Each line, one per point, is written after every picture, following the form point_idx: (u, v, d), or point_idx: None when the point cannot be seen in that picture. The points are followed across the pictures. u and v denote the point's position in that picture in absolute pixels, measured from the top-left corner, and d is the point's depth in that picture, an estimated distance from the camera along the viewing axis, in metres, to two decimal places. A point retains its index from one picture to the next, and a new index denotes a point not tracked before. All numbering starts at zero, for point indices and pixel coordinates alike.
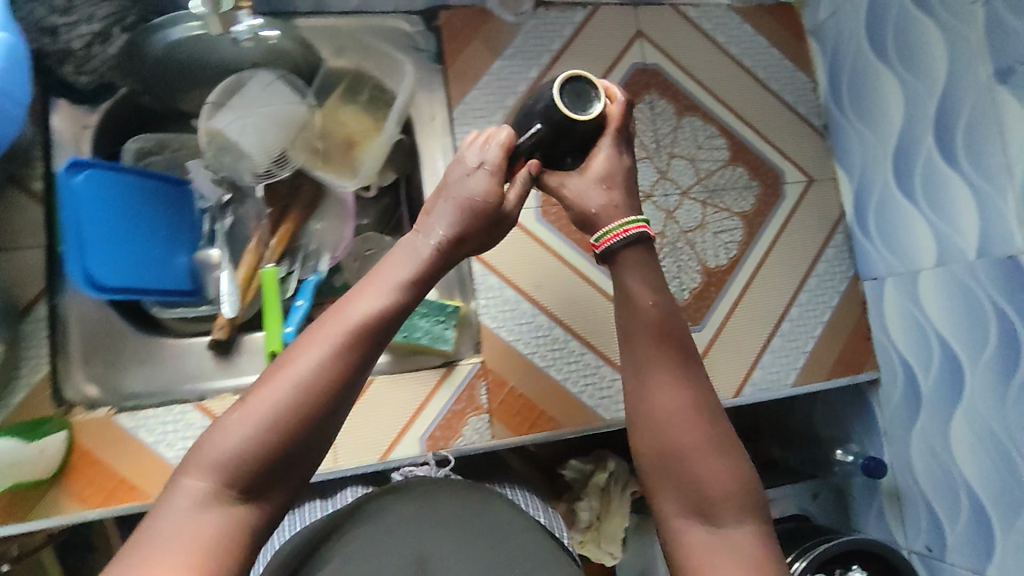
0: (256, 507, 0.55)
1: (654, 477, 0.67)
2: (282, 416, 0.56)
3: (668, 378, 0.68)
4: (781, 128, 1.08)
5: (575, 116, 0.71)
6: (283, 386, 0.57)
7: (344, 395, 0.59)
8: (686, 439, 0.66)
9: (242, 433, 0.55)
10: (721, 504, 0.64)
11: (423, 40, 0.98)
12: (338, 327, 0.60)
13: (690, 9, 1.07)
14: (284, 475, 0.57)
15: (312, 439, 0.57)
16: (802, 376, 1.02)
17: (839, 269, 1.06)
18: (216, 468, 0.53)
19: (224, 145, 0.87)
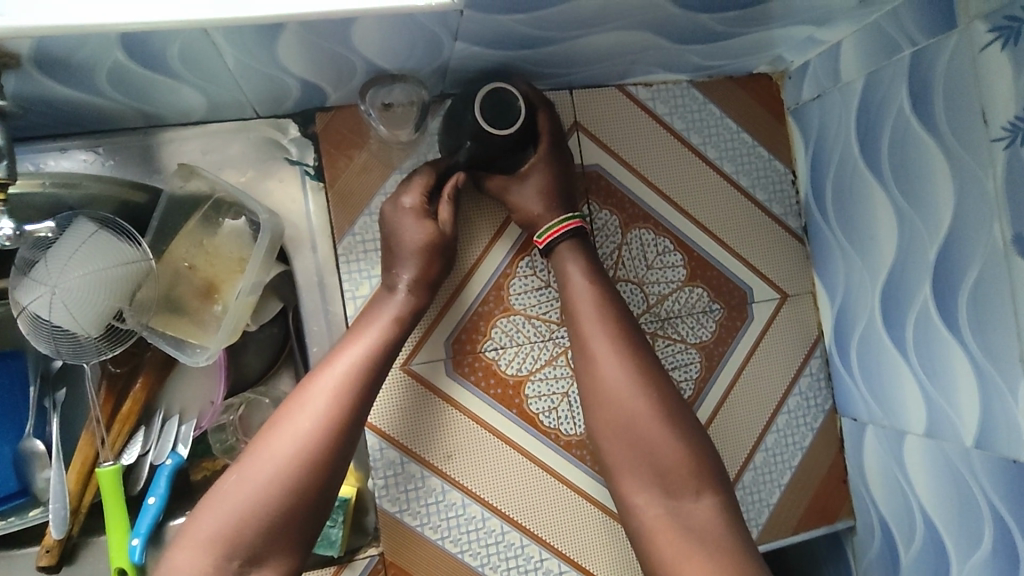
0: (271, 560, 0.63)
1: (612, 453, 0.71)
2: (286, 473, 0.64)
3: (613, 358, 0.73)
4: (752, 236, 0.89)
5: (495, 131, 0.73)
6: (283, 443, 0.65)
7: (338, 451, 0.67)
8: (638, 411, 0.71)
9: (250, 490, 0.63)
10: (678, 474, 0.68)
11: (299, 151, 0.79)
12: (323, 388, 0.68)
13: (641, 88, 0.86)
14: (292, 528, 0.64)
15: (312, 494, 0.65)
16: (763, 530, 0.90)
17: (815, 401, 0.91)
18: (219, 530, 0.62)
19: (40, 326, 0.69)
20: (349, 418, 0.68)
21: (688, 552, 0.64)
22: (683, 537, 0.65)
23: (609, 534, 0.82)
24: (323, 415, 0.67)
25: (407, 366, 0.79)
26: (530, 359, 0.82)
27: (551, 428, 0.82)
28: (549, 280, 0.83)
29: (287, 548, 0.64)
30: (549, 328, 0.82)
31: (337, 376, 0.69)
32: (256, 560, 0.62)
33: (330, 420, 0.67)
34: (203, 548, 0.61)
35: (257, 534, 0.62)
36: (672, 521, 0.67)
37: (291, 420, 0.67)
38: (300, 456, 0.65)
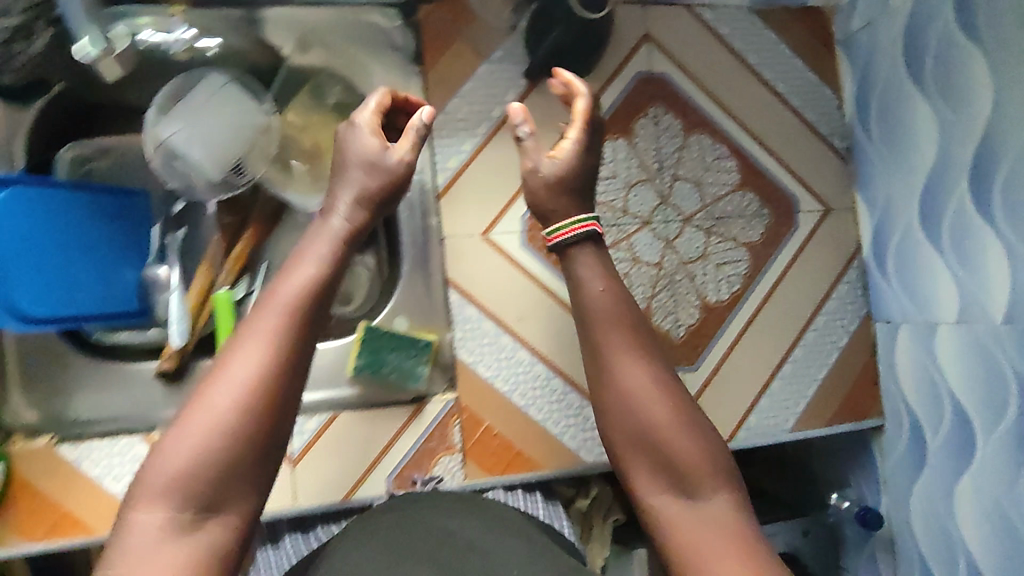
0: (225, 516, 0.53)
1: (633, 463, 0.65)
2: (235, 420, 0.53)
3: (632, 364, 0.66)
4: (800, 151, 0.98)
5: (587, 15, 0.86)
6: (227, 392, 0.54)
7: (293, 388, 0.57)
8: (654, 417, 0.64)
9: (196, 445, 0.52)
10: (696, 474, 0.62)
11: (400, 37, 0.87)
12: (267, 320, 0.57)
13: (706, 10, 0.95)
14: (250, 481, 0.54)
15: (269, 436, 0.55)
16: (801, 422, 0.96)
17: (851, 307, 0.98)
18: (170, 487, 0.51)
19: (172, 156, 0.77)
20: (301, 353, 0.58)
21: (716, 541, 0.59)
22: (705, 537, 0.60)
23: None
24: (271, 346, 0.56)
25: (487, 234, 0.87)
26: None
27: None
28: (617, 170, 0.91)
29: (246, 495, 0.54)
30: (614, 214, 0.90)
31: (280, 302, 0.58)
32: (209, 515, 0.52)
33: (281, 350, 0.57)
34: (151, 508, 0.51)
35: (211, 493, 0.52)
36: (697, 524, 0.61)
37: (234, 360, 0.56)
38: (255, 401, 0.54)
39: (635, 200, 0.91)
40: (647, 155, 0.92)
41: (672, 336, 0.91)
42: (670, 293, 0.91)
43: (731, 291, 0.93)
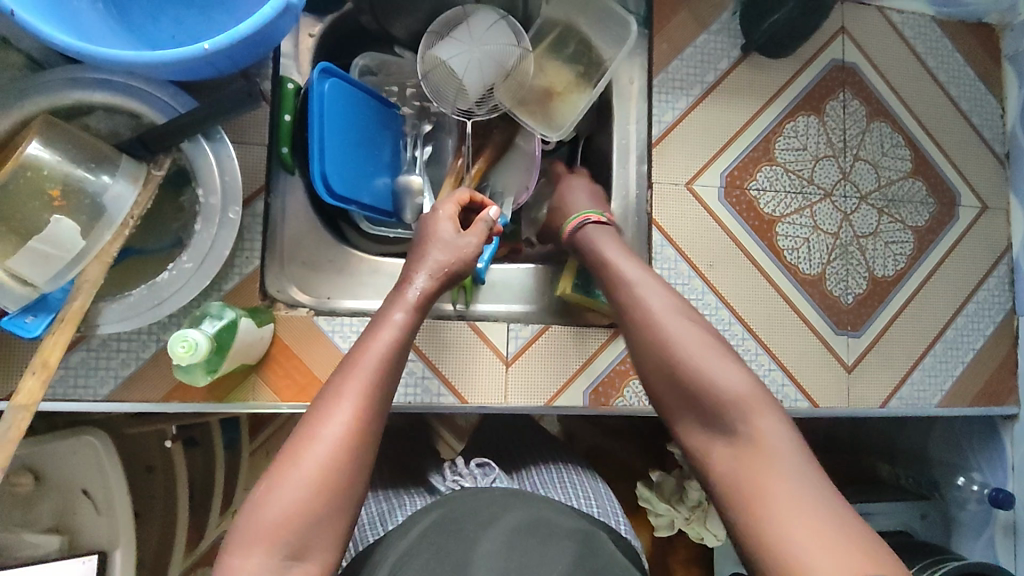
0: (309, 563, 0.54)
1: (672, 413, 0.66)
2: (325, 475, 0.56)
3: (664, 304, 0.69)
4: (963, 149, 1.06)
5: None
6: (317, 448, 0.56)
7: (370, 446, 0.59)
8: (687, 351, 0.65)
9: (289, 496, 0.55)
10: (732, 407, 0.61)
11: (633, 2, 0.97)
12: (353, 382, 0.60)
13: (894, 13, 1.05)
14: (328, 533, 0.55)
15: (351, 487, 0.57)
16: (947, 399, 1.02)
17: (997, 300, 1.05)
18: (264, 535, 0.54)
19: (443, 75, 0.87)
20: (381, 409, 0.61)
21: (768, 479, 0.57)
22: (749, 474, 0.58)
23: (825, 360, 0.97)
24: (360, 403, 0.59)
25: (691, 184, 0.95)
26: (783, 204, 0.98)
27: (792, 263, 0.97)
28: (807, 144, 0.99)
29: (328, 544, 0.56)
30: (801, 184, 0.98)
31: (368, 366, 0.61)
32: (295, 562, 0.54)
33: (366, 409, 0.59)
34: (247, 554, 0.53)
35: (297, 540, 0.54)
36: (744, 458, 0.59)
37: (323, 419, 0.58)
38: (340, 456, 0.57)
39: (820, 173, 0.99)
40: (834, 134, 1.00)
41: (841, 302, 0.99)
42: (843, 261, 0.99)
43: (894, 271, 1.01)
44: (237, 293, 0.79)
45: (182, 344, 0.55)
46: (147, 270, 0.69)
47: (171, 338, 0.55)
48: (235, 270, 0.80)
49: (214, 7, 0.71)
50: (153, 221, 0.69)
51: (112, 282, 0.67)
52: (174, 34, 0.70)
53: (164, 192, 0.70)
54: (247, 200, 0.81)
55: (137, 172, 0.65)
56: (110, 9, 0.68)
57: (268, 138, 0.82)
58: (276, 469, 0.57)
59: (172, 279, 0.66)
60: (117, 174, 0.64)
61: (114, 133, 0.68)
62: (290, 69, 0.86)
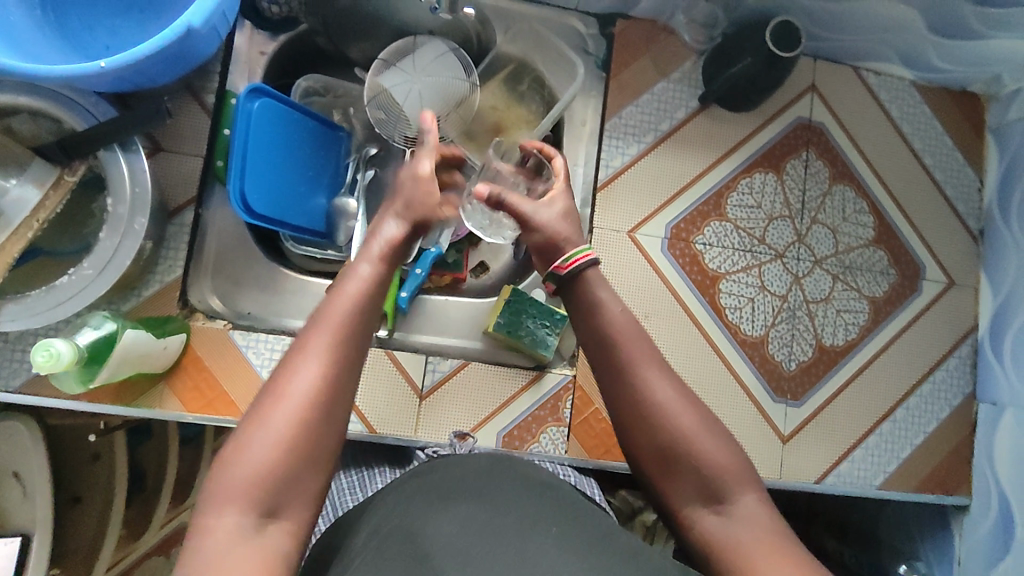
0: (286, 523, 0.51)
1: (660, 480, 0.62)
2: (297, 430, 0.52)
3: (657, 372, 0.62)
4: (933, 220, 1.01)
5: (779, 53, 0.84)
6: (287, 406, 0.52)
7: (345, 398, 0.55)
8: (682, 425, 0.60)
9: (258, 455, 0.51)
10: (728, 479, 0.59)
11: (594, 44, 0.96)
12: (320, 335, 0.55)
13: (871, 75, 1.01)
14: (303, 488, 0.52)
15: (327, 441, 0.54)
16: (890, 481, 0.97)
17: (956, 383, 1.00)
18: (239, 495, 0.50)
19: (386, 103, 0.88)
20: (357, 356, 0.57)
21: (763, 551, 0.55)
22: (744, 541, 0.56)
23: (761, 428, 0.94)
24: (330, 353, 0.55)
25: (633, 232, 0.93)
26: (730, 261, 0.95)
27: (733, 323, 0.94)
28: (762, 202, 0.96)
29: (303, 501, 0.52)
30: (750, 242, 0.96)
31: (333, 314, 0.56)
32: (272, 522, 0.51)
33: (339, 359, 0.55)
34: (220, 516, 0.49)
35: (274, 499, 0.51)
36: (738, 532, 0.57)
37: (292, 376, 0.53)
38: (317, 410, 0.53)
39: (773, 232, 0.96)
40: (792, 194, 0.97)
41: (783, 367, 0.95)
42: (789, 326, 0.96)
43: (846, 339, 0.97)
44: (155, 299, 0.81)
45: (43, 353, 0.56)
46: (54, 271, 0.70)
47: (34, 346, 0.56)
48: (156, 277, 0.82)
49: (151, 20, 0.73)
50: (64, 225, 0.70)
51: (17, 281, 0.69)
52: (109, 44, 0.72)
53: (81, 195, 0.71)
54: (176, 210, 0.83)
55: (47, 175, 0.67)
56: (49, 15, 0.69)
57: (204, 151, 0.84)
58: (246, 426, 0.52)
59: (72, 283, 0.67)
60: (23, 177, 0.66)
61: (36, 135, 0.69)
62: (239, 82, 0.87)
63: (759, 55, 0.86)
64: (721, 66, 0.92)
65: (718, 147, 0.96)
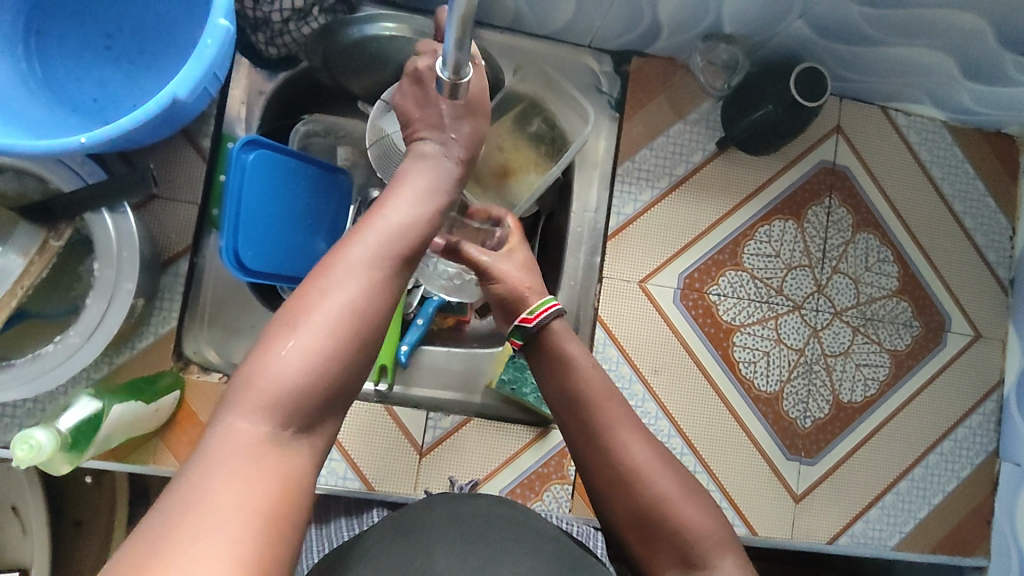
0: (315, 437, 0.48)
1: (638, 546, 0.62)
2: (335, 339, 0.48)
3: (628, 431, 0.65)
4: (960, 268, 0.97)
5: (807, 104, 0.80)
6: (337, 303, 0.49)
7: (385, 318, 0.52)
8: (658, 488, 0.62)
9: (301, 353, 0.47)
10: (706, 546, 0.60)
11: (607, 83, 0.91)
12: (371, 243, 0.52)
13: (899, 115, 0.97)
14: (328, 408, 0.48)
15: (371, 350, 0.51)
16: (906, 542, 0.92)
17: (980, 440, 0.96)
18: (276, 393, 0.46)
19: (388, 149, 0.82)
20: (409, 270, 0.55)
21: None
22: None
23: (771, 486, 0.90)
24: (379, 266, 0.52)
25: (644, 282, 0.89)
26: (745, 312, 0.91)
27: (746, 378, 0.90)
28: (781, 251, 0.92)
29: (332, 417, 0.49)
30: (767, 292, 0.92)
31: (386, 229, 0.54)
32: (302, 433, 0.47)
33: (387, 274, 0.52)
34: (248, 419, 0.45)
35: (311, 405, 0.47)
36: None
37: (337, 279, 0.50)
38: (368, 317, 0.50)
39: (791, 283, 0.92)
40: (812, 243, 0.93)
41: (798, 425, 0.91)
42: (806, 381, 0.92)
43: (863, 394, 0.93)
44: (148, 354, 0.77)
45: (24, 446, 0.55)
46: (43, 336, 0.68)
47: (14, 438, 0.56)
48: (150, 329, 0.78)
49: (140, 72, 0.69)
50: (49, 287, 0.68)
51: (5, 344, 0.67)
52: (98, 97, 0.69)
53: (68, 256, 0.68)
54: (169, 260, 0.79)
55: (32, 243, 0.64)
56: (34, 69, 0.67)
57: (200, 199, 0.81)
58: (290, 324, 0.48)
59: (57, 353, 0.65)
60: (8, 247, 0.64)
61: (22, 195, 0.67)
62: (237, 125, 0.84)
63: (781, 101, 0.82)
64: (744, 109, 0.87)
65: (737, 192, 0.92)
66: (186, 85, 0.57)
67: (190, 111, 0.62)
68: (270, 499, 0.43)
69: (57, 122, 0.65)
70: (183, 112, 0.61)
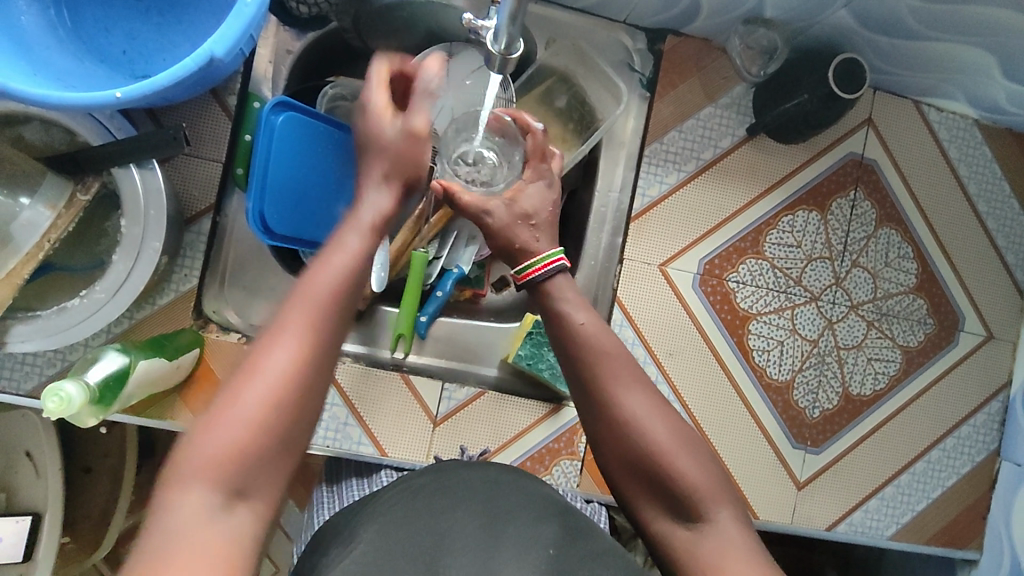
0: (254, 502, 0.48)
1: (630, 490, 0.62)
2: (266, 411, 0.48)
3: (624, 377, 0.63)
4: (978, 269, 0.97)
5: (843, 94, 0.80)
6: (264, 377, 0.49)
7: (327, 377, 0.52)
8: (653, 435, 0.61)
9: (230, 432, 0.48)
10: (699, 493, 0.59)
11: (640, 61, 0.90)
12: (301, 310, 0.52)
13: (932, 110, 0.95)
14: (277, 470, 0.49)
15: (301, 417, 0.50)
16: (903, 533, 0.94)
17: (982, 439, 0.97)
18: (209, 469, 0.47)
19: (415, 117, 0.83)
20: (339, 330, 0.53)
21: (731, 558, 0.56)
22: (714, 550, 0.57)
23: (775, 472, 0.91)
24: (311, 330, 0.52)
25: (664, 266, 0.89)
26: (762, 301, 0.91)
27: (759, 365, 0.91)
28: (802, 241, 0.92)
29: (273, 483, 0.49)
30: (785, 282, 0.92)
31: (320, 284, 0.53)
32: (239, 501, 0.48)
33: (326, 334, 0.52)
34: (185, 496, 0.46)
35: (244, 477, 0.48)
36: (714, 542, 0.58)
37: (264, 353, 0.50)
38: (295, 390, 0.50)
39: (810, 275, 0.92)
40: (835, 235, 0.93)
41: (806, 415, 0.92)
42: (816, 372, 0.93)
43: (865, 391, 0.94)
44: (167, 311, 0.77)
45: (54, 398, 0.58)
46: (67, 289, 0.67)
47: (45, 391, 0.58)
48: (171, 286, 0.78)
49: (171, 26, 0.68)
50: (76, 241, 0.68)
51: (27, 296, 0.67)
52: (126, 49, 0.67)
53: (94, 212, 0.68)
54: (192, 217, 0.78)
55: (59, 195, 0.64)
56: (62, 16, 0.65)
57: (224, 157, 0.79)
58: (219, 403, 0.49)
59: (83, 307, 0.66)
60: (34, 198, 0.63)
61: (49, 146, 0.67)
62: (263, 85, 0.83)
63: (816, 92, 0.82)
64: (780, 95, 0.86)
65: (767, 179, 0.91)
66: (224, 44, 0.56)
67: (225, 70, 0.61)
68: (223, 566, 0.44)
69: (86, 73, 0.64)
70: (217, 73, 0.60)
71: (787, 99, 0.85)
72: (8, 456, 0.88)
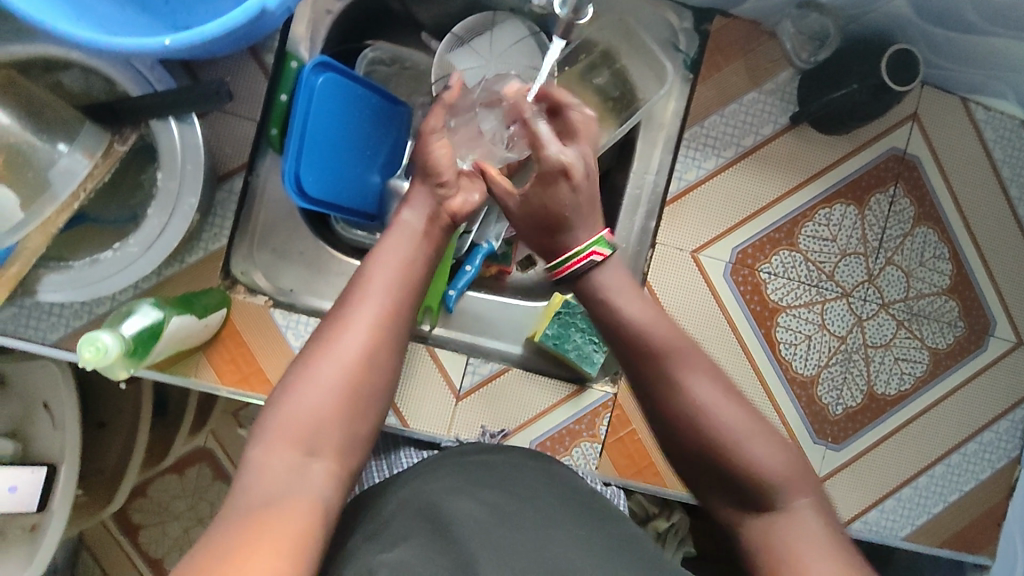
0: (327, 462, 0.52)
1: (697, 480, 0.63)
2: (341, 380, 0.54)
3: (691, 364, 0.63)
4: (1013, 274, 0.95)
5: (896, 87, 0.78)
6: (339, 353, 0.55)
7: (391, 359, 0.58)
8: (725, 424, 0.60)
9: (311, 399, 0.53)
10: (771, 480, 0.58)
11: (685, 41, 0.89)
12: (370, 299, 0.59)
13: (980, 109, 0.93)
14: (349, 440, 0.54)
15: (370, 391, 0.56)
16: (917, 534, 0.94)
17: (1005, 445, 0.96)
18: (292, 428, 0.52)
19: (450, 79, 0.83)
20: (402, 317, 0.60)
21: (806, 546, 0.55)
22: (787, 538, 0.56)
23: None
24: (377, 315, 0.58)
25: (697, 253, 0.88)
26: (794, 293, 0.90)
27: (786, 358, 0.90)
28: (838, 236, 0.90)
29: (345, 448, 0.53)
30: (817, 275, 0.90)
31: (389, 282, 0.60)
32: (314, 460, 0.51)
33: (391, 321, 0.59)
34: (271, 453, 0.51)
35: (320, 438, 0.52)
36: (786, 530, 0.56)
37: (339, 335, 0.56)
38: (365, 366, 0.56)
39: (842, 269, 0.91)
40: (871, 230, 0.91)
41: (829, 411, 0.92)
42: (843, 368, 0.92)
43: (892, 390, 0.93)
44: (196, 269, 0.76)
45: (90, 347, 0.57)
46: (100, 240, 0.67)
47: (80, 340, 0.58)
48: (200, 244, 0.77)
49: None
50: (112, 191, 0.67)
51: (59, 244, 0.66)
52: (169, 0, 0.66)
53: (130, 163, 0.68)
54: (225, 175, 0.78)
55: (96, 144, 0.64)
56: None
57: (259, 116, 0.78)
58: (300, 376, 0.55)
59: (115, 260, 0.65)
60: (73, 145, 0.62)
61: (87, 93, 0.66)
62: (300, 44, 0.80)
63: (866, 83, 0.80)
64: (827, 84, 0.84)
65: (808, 170, 0.89)
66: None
67: (273, 24, 0.60)
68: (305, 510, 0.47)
69: (129, 20, 0.63)
70: (264, 27, 0.59)
71: (834, 91, 0.83)
72: (28, 405, 0.88)
